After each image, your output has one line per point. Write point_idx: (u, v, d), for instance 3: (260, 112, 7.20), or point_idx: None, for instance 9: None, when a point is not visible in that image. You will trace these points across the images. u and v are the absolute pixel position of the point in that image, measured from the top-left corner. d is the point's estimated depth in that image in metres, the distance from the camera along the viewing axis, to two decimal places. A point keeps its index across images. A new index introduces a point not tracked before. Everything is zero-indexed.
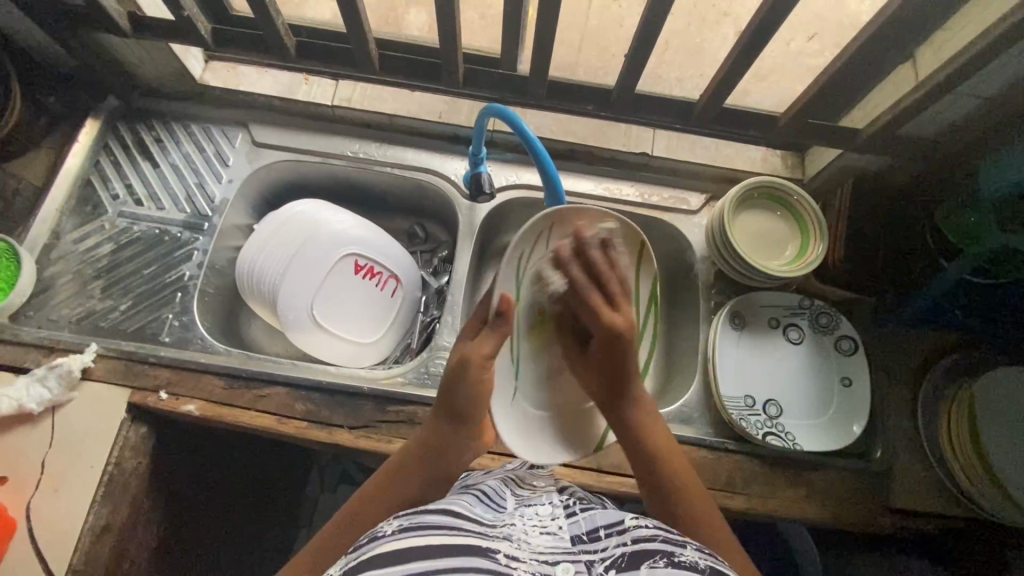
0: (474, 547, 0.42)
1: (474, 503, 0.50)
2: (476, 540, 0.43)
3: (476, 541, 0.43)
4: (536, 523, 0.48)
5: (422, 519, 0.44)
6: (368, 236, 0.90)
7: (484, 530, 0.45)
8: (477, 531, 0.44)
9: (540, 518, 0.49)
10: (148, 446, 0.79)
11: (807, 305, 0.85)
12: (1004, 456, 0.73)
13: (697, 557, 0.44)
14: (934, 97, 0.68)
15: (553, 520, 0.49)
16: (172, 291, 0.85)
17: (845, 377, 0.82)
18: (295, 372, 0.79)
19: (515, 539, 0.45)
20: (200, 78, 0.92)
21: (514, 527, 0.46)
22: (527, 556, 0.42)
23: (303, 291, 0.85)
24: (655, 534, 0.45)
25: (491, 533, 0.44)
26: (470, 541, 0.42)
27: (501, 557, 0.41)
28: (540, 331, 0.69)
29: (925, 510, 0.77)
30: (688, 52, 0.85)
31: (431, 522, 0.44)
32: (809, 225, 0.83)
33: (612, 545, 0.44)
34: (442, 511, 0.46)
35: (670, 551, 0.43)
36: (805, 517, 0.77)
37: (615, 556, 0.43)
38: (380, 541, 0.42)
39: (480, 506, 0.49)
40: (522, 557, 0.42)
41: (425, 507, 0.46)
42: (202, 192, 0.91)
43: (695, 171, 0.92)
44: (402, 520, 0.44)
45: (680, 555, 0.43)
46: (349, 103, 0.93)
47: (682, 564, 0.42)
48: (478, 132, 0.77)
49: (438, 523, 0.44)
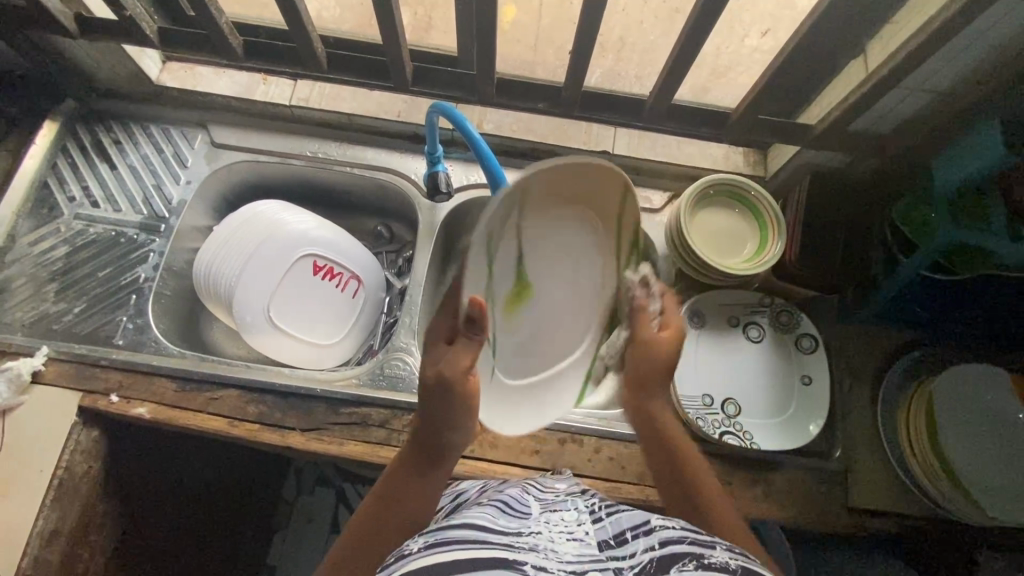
0: (500, 560, 0.43)
1: (496, 513, 0.51)
2: (502, 552, 0.44)
3: (501, 553, 0.44)
4: (562, 530, 0.49)
5: (448, 535, 0.47)
6: (327, 237, 0.89)
7: (508, 542, 0.46)
8: (503, 542, 0.45)
9: (566, 523, 0.50)
10: (101, 449, 0.78)
11: (767, 303, 0.85)
12: (966, 455, 0.72)
13: (729, 557, 0.45)
14: (883, 89, 0.67)
15: (579, 525, 0.50)
16: (127, 293, 0.84)
17: (805, 375, 0.81)
18: (249, 374, 0.78)
19: (541, 548, 0.45)
20: (157, 79, 0.91)
21: (539, 537, 0.47)
22: (554, 566, 0.43)
23: (260, 293, 0.85)
24: (683, 537, 0.47)
25: (516, 544, 0.45)
26: (496, 553, 0.44)
27: (527, 569, 0.42)
28: (515, 308, 0.56)
29: (887, 510, 0.77)
30: (645, 50, 0.85)
31: (456, 536, 0.46)
32: (767, 221, 0.82)
33: (640, 550, 0.46)
34: (466, 526, 0.48)
35: (700, 553, 0.44)
36: (765, 517, 0.76)
37: (644, 562, 0.44)
38: (408, 557, 0.45)
39: (504, 517, 0.50)
40: (549, 567, 0.43)
41: (449, 525, 0.49)
42: (159, 193, 0.90)
43: (656, 169, 0.92)
44: (425, 539, 0.47)
45: (710, 556, 0.44)
46: (307, 103, 0.91)
47: (712, 566, 0.43)
48: (431, 129, 0.76)
49: (464, 537, 0.46)
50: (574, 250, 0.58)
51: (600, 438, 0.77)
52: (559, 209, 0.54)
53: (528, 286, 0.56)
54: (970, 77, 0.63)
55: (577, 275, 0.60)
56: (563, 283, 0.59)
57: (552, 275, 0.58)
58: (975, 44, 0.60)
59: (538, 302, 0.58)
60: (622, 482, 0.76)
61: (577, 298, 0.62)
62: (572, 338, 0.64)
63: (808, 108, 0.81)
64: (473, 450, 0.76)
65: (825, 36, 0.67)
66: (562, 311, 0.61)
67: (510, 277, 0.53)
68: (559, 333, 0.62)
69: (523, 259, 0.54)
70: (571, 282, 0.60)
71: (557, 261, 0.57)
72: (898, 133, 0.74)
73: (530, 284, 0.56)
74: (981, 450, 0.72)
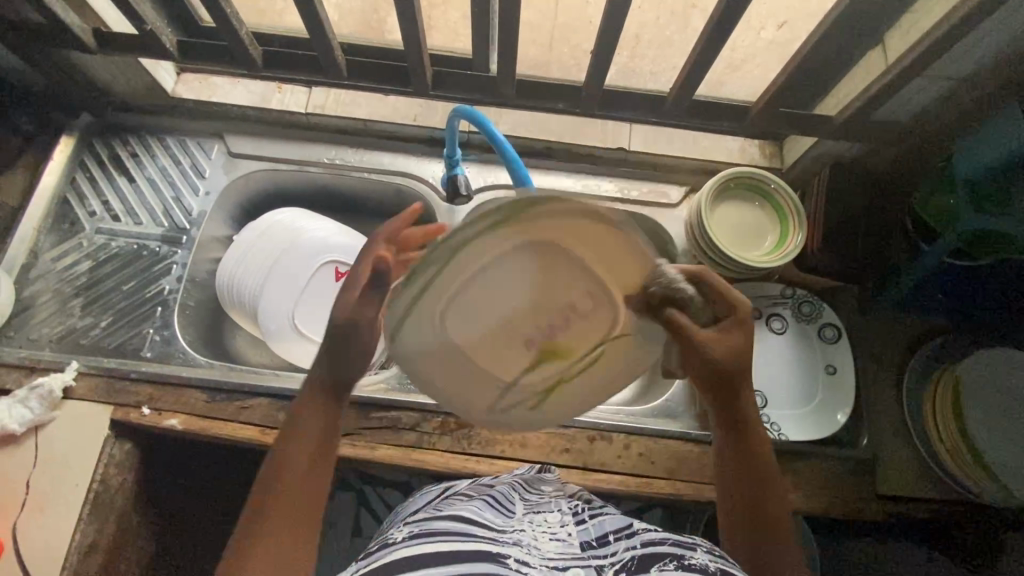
0: (484, 552, 0.45)
1: (482, 507, 0.53)
2: (487, 544, 0.46)
3: (485, 545, 0.46)
4: (545, 530, 0.52)
5: (431, 526, 0.48)
6: (347, 242, 0.89)
7: (494, 535, 0.48)
8: (488, 535, 0.48)
9: (550, 524, 0.53)
10: (133, 461, 0.79)
11: (789, 294, 0.86)
12: (994, 439, 0.73)
13: (707, 559, 0.47)
14: (904, 79, 0.68)
15: (562, 527, 0.53)
16: (153, 305, 0.85)
17: (829, 365, 0.82)
18: (277, 383, 0.79)
19: (525, 544, 0.48)
20: (172, 92, 0.92)
21: (524, 533, 0.50)
22: (538, 561, 0.45)
23: (284, 302, 0.85)
24: (665, 539, 0.49)
25: (502, 538, 0.48)
26: (480, 544, 0.46)
27: (511, 561, 0.44)
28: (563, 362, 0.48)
29: (914, 497, 0.78)
30: (660, 47, 0.85)
31: (440, 528, 0.48)
32: (788, 213, 0.82)
33: (621, 550, 0.48)
34: (454, 518, 0.50)
35: (680, 554, 0.47)
36: (797, 508, 0.76)
37: (625, 560, 0.46)
38: (392, 546, 0.46)
39: (492, 511, 0.53)
40: (532, 562, 0.45)
41: (436, 516, 0.51)
42: (179, 205, 0.90)
43: (673, 164, 0.93)
44: (410, 528, 0.50)
45: (689, 558, 0.47)
46: (323, 110, 0.92)
47: (692, 567, 0.46)
48: (451, 133, 0.77)
49: (448, 529, 0.48)
50: (435, 347, 0.46)
51: (629, 434, 0.78)
52: (423, 339, 0.45)
53: (540, 345, 0.46)
54: (992, 65, 0.63)
55: (465, 315, 0.44)
56: (521, 302, 0.44)
57: (527, 330, 0.46)
58: (1000, 31, 0.60)
59: (545, 326, 0.46)
60: (653, 477, 0.77)
61: (506, 272, 0.43)
62: (576, 278, 0.44)
63: (824, 100, 0.81)
64: (503, 450, 0.77)
65: (846, 27, 0.68)
66: (570, 311, 0.45)
67: (536, 376, 0.48)
68: (596, 310, 0.46)
69: (509, 367, 0.47)
70: (485, 281, 0.43)
71: (479, 349, 0.46)
72: (917, 122, 0.74)
73: (538, 349, 0.47)
74: (1010, 434, 0.73)
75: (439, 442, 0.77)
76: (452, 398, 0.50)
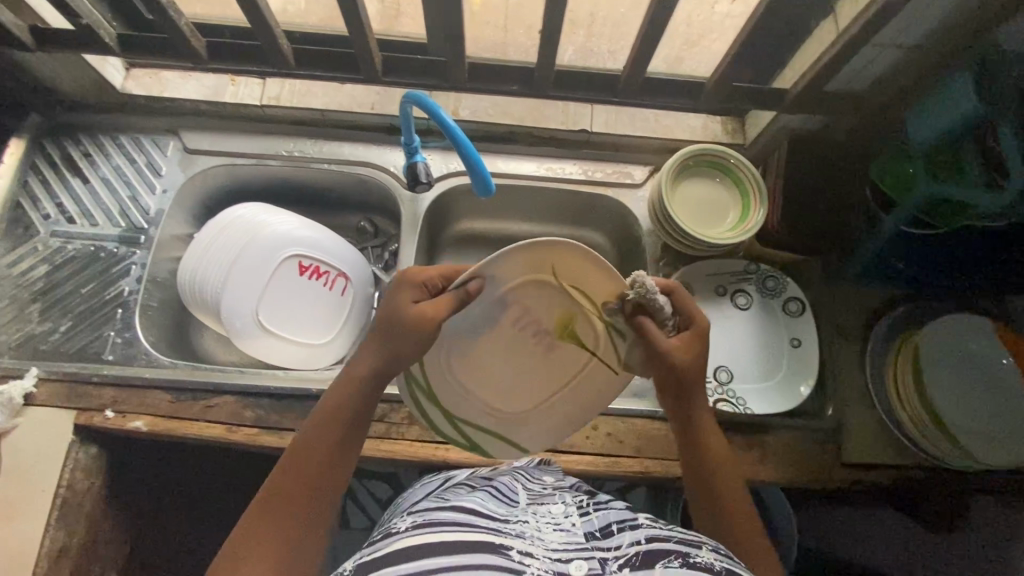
0: (487, 544, 0.46)
1: (487, 498, 0.54)
2: (490, 535, 0.47)
3: (489, 537, 0.47)
4: (549, 521, 0.52)
5: (437, 516, 0.49)
6: (312, 236, 0.88)
7: (496, 526, 0.49)
8: (490, 526, 0.49)
9: (554, 516, 0.53)
10: (100, 465, 0.78)
11: (753, 269, 0.86)
12: (951, 401, 0.74)
13: (713, 558, 0.47)
14: (853, 49, 0.67)
15: (566, 519, 0.53)
16: (113, 307, 0.83)
17: (794, 338, 0.83)
18: (242, 380, 0.78)
19: (528, 535, 0.49)
20: (122, 87, 0.90)
21: (526, 525, 0.50)
22: (541, 552, 0.46)
23: (247, 297, 0.84)
24: (670, 535, 0.49)
25: (504, 529, 0.49)
26: (484, 536, 0.47)
27: (514, 553, 0.45)
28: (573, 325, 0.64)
29: (878, 463, 0.79)
30: (614, 23, 0.83)
31: (444, 519, 0.48)
32: (748, 189, 0.82)
33: (626, 544, 0.48)
34: (458, 508, 0.51)
35: (686, 552, 0.47)
36: (764, 480, 0.77)
37: (630, 554, 0.46)
38: (398, 535, 0.47)
39: (494, 501, 0.54)
40: (536, 553, 0.46)
41: (438, 506, 0.51)
42: (136, 205, 0.89)
43: (637, 144, 0.92)
44: (415, 518, 0.50)
45: (695, 556, 0.47)
46: (278, 102, 0.92)
47: (697, 565, 0.46)
48: (405, 119, 0.76)
49: (454, 521, 0.48)
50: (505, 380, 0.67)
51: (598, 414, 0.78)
52: (496, 376, 0.67)
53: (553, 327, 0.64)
54: (939, 32, 0.63)
55: (501, 363, 0.66)
56: (502, 326, 0.64)
57: (534, 337, 0.65)
58: None
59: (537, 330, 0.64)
60: (621, 456, 0.77)
61: (483, 349, 0.65)
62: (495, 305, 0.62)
63: (782, 73, 0.81)
64: None
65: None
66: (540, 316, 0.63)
67: (585, 336, 0.64)
68: (548, 305, 0.63)
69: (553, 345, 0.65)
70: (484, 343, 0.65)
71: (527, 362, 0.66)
72: (872, 91, 0.75)
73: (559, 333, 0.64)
74: (967, 396, 0.74)
75: (407, 432, 0.77)
76: (555, 402, 0.69)
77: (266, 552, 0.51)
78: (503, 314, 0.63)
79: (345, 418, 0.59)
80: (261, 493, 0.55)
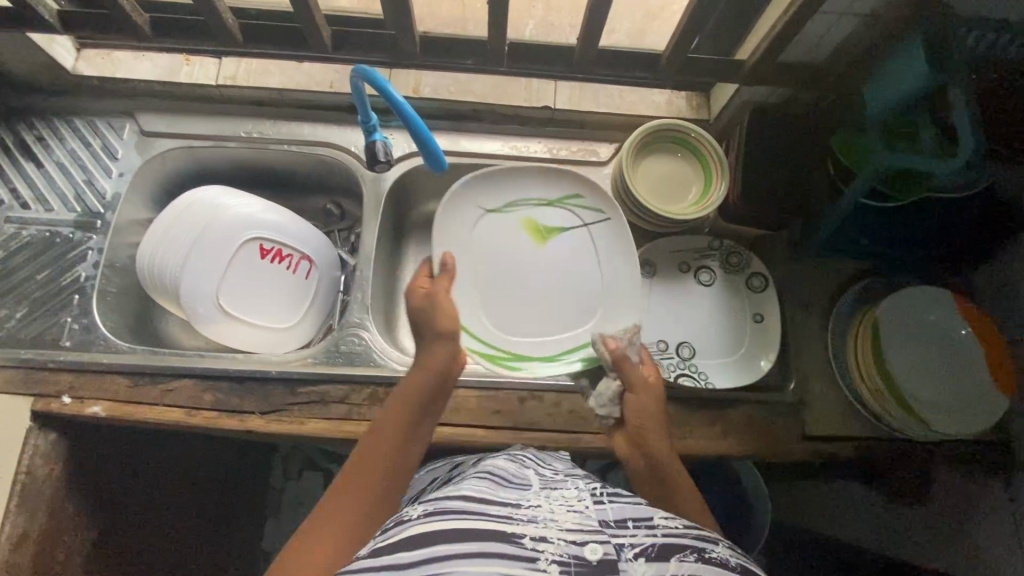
0: (499, 532, 0.45)
1: (497, 486, 0.52)
2: (501, 524, 0.46)
3: (501, 526, 0.46)
4: (563, 502, 0.50)
5: (448, 504, 0.48)
6: (274, 219, 0.87)
7: (509, 513, 0.47)
8: (501, 514, 0.47)
9: (568, 497, 0.51)
10: (60, 451, 0.78)
11: (716, 245, 0.86)
12: (906, 371, 0.75)
13: (727, 554, 0.48)
14: (808, 16, 0.66)
15: (580, 500, 0.51)
16: (69, 293, 0.82)
17: (756, 313, 0.83)
18: (201, 363, 0.78)
19: (542, 519, 0.47)
20: (74, 69, 0.88)
21: (540, 509, 0.49)
22: (555, 536, 0.45)
23: (207, 282, 0.83)
24: (686, 531, 0.49)
25: (516, 515, 0.47)
26: (496, 525, 0.46)
27: (527, 541, 0.45)
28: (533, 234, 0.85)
29: (839, 435, 0.79)
30: (573, 0, 0.85)
31: (456, 508, 0.47)
32: (710, 163, 0.82)
33: (641, 534, 0.47)
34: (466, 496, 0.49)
35: (701, 547, 0.47)
36: (725, 454, 0.77)
37: (644, 545, 0.46)
38: (409, 523, 0.47)
39: (504, 487, 0.52)
40: (551, 536, 0.45)
41: (449, 494, 0.50)
42: (92, 189, 0.87)
43: (601, 121, 0.91)
44: (424, 507, 0.49)
45: (711, 551, 0.47)
46: (234, 81, 0.90)
47: (712, 560, 0.46)
48: (358, 96, 0.74)
49: (464, 509, 0.47)
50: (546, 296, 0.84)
51: (561, 390, 0.78)
52: (543, 295, 0.84)
53: (529, 237, 0.85)
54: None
55: (535, 292, 0.84)
56: (501, 263, 0.85)
57: (526, 256, 0.85)
58: None
59: (518, 245, 0.85)
60: (582, 433, 0.77)
61: (511, 289, 0.84)
62: (478, 257, 0.84)
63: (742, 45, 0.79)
64: None
65: None
66: (518, 242, 0.85)
67: (549, 226, 0.86)
68: (509, 232, 0.85)
69: (534, 239, 0.85)
70: (506, 282, 0.84)
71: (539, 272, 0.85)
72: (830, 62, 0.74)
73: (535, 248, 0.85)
74: (923, 365, 0.75)
75: (368, 413, 0.77)
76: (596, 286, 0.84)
77: (325, 545, 0.54)
78: (495, 250, 0.85)
79: (400, 427, 0.67)
80: (319, 506, 0.59)
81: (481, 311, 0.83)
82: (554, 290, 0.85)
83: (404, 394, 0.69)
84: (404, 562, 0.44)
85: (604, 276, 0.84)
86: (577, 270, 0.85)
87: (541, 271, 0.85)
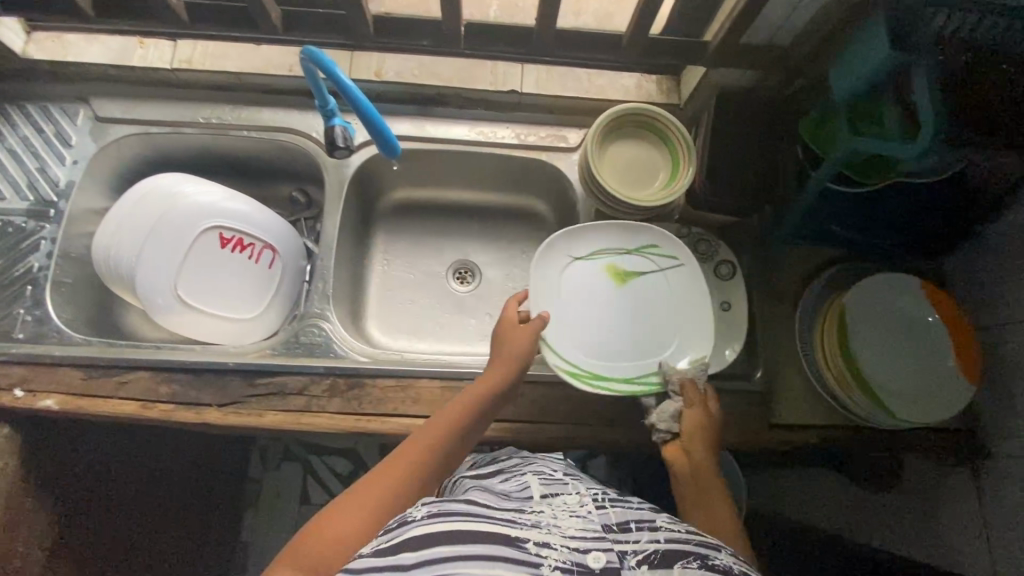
0: (505, 536, 0.44)
1: (498, 498, 0.53)
2: (506, 527, 0.46)
3: (507, 529, 0.45)
4: (565, 510, 0.52)
5: (453, 506, 0.47)
6: (236, 207, 0.85)
7: (513, 519, 0.47)
8: (506, 518, 0.47)
9: (570, 506, 0.53)
10: (14, 445, 0.76)
11: (685, 233, 0.84)
12: (873, 358, 0.74)
13: (730, 561, 0.48)
14: None
15: (583, 508, 0.52)
16: (22, 285, 0.80)
17: (723, 301, 0.81)
18: (156, 355, 0.76)
19: (545, 525, 0.48)
20: (23, 53, 0.84)
21: (541, 516, 0.49)
22: (558, 542, 0.45)
23: (165, 271, 0.81)
24: (689, 538, 0.49)
25: (520, 521, 0.47)
26: (502, 527, 0.45)
27: (531, 546, 0.44)
28: (611, 273, 0.78)
29: (803, 422, 0.79)
30: None
31: (462, 509, 0.46)
32: (676, 147, 0.80)
33: (645, 540, 0.47)
34: (468, 500, 0.48)
35: (703, 554, 0.47)
36: None
37: (649, 551, 0.46)
38: (411, 523, 0.45)
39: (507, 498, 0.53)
40: (554, 543, 0.45)
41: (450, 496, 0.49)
42: (45, 177, 0.85)
43: (570, 106, 0.89)
44: (428, 506, 0.47)
45: (715, 558, 0.47)
46: (190, 64, 0.86)
47: (715, 567, 0.46)
48: (312, 80, 0.72)
49: (467, 511, 0.46)
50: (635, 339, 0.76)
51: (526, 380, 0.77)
52: (631, 336, 0.76)
53: (608, 277, 0.78)
54: None
55: (620, 331, 0.76)
56: (583, 302, 0.77)
57: (608, 294, 0.78)
58: None
59: (597, 285, 0.78)
60: (545, 423, 0.77)
61: (591, 326, 0.76)
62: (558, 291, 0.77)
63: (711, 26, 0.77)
64: (394, 408, 0.75)
65: None
66: (597, 280, 0.78)
67: (629, 268, 0.78)
68: (587, 269, 0.78)
69: (617, 281, 0.78)
70: (589, 319, 0.76)
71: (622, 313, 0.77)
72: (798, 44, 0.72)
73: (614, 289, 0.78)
74: (889, 352, 0.74)
75: (327, 405, 0.75)
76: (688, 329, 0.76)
77: (361, 517, 0.51)
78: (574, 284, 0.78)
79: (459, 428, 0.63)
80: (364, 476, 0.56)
81: (570, 341, 0.75)
82: (640, 327, 0.77)
83: (473, 394, 0.66)
84: (410, 563, 0.41)
85: (689, 316, 0.77)
86: (663, 309, 0.77)
87: (629, 313, 0.77)
